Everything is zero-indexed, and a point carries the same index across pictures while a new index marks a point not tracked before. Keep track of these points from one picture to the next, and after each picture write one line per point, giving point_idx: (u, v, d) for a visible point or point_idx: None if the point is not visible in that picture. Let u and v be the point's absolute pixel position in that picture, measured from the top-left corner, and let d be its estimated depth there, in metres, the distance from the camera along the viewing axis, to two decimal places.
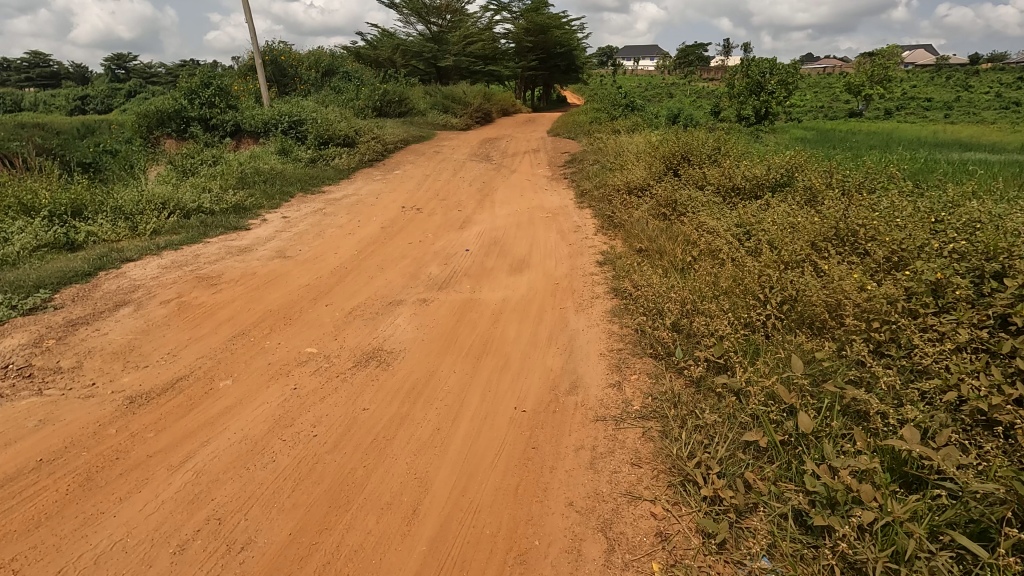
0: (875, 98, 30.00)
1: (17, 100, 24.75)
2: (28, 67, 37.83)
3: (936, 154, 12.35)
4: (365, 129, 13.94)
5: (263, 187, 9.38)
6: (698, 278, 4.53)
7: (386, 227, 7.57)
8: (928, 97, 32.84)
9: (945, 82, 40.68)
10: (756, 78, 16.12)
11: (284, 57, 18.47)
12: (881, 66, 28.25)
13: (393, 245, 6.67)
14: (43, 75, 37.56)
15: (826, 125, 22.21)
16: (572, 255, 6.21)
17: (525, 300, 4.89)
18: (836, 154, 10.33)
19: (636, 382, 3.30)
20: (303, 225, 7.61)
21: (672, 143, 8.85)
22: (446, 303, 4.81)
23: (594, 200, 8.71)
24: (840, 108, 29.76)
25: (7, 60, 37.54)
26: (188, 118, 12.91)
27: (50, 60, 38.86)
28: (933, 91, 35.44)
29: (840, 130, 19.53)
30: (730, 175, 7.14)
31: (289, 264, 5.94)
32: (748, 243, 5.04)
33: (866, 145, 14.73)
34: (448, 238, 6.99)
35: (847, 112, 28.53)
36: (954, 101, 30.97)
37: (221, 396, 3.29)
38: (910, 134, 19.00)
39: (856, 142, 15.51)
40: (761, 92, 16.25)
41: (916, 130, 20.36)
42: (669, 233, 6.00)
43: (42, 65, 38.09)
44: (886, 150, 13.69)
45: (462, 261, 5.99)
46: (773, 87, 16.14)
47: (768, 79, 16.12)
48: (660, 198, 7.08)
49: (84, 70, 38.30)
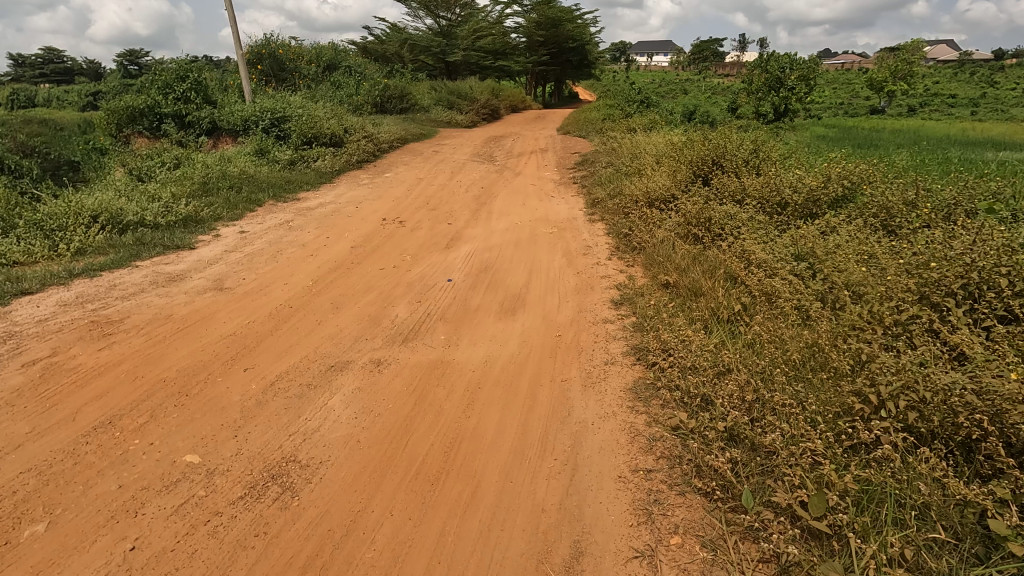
0: (899, 95, 28.27)
1: (27, 95, 23.78)
2: (43, 64, 37.30)
3: (981, 155, 10.90)
4: (357, 127, 12.71)
5: (228, 195, 8.21)
6: (756, 346, 3.26)
7: (358, 245, 6.34)
8: (954, 94, 30.96)
9: (969, 78, 38.76)
10: (776, 73, 14.78)
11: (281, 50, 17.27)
12: (906, 61, 26.54)
13: (360, 272, 5.44)
14: (57, 71, 36.68)
15: (849, 122, 20.73)
16: (579, 289, 4.93)
17: (516, 360, 3.62)
18: (883, 158, 8.93)
19: (679, 553, 2.06)
20: (260, 243, 6.44)
21: (700, 144, 7.49)
22: (409, 366, 3.55)
23: (608, 212, 7.41)
24: (860, 105, 28.21)
25: (21, 58, 37.14)
26: (162, 115, 11.81)
27: (65, 57, 38.31)
28: (958, 87, 33.55)
29: (864, 128, 18.03)
30: (775, 185, 5.80)
31: (223, 299, 4.74)
32: (817, 287, 3.76)
33: (895, 145, 13.35)
34: (431, 262, 5.76)
35: (869, 109, 27.03)
36: (981, 98, 29.12)
37: (11, 564, 2.09)
38: (940, 131, 17.52)
39: (887, 141, 14.11)
40: (780, 88, 14.92)
41: (945, 128, 18.87)
42: (704, 263, 4.71)
43: (54, 61, 37.04)
44: (923, 150, 12.24)
45: (442, 298, 4.74)
46: (792, 83, 14.80)
47: (788, 74, 14.72)
48: (688, 212, 5.76)
49: (99, 68, 37.53)
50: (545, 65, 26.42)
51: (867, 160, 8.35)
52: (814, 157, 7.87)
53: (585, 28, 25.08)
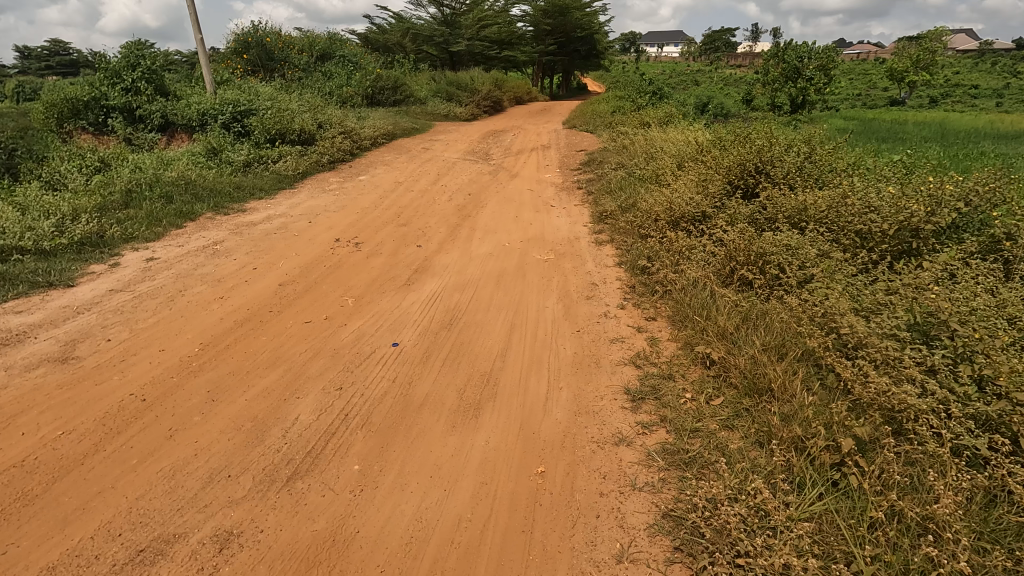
0: (920, 85, 26.33)
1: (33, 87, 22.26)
2: (49, 56, 35.62)
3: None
4: (333, 122, 11.20)
5: (154, 207, 6.73)
6: (904, 554, 1.80)
7: (289, 280, 4.83)
8: (975, 84, 28.89)
9: (988, 68, 36.66)
10: (793, 62, 13.03)
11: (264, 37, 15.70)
12: (926, 51, 24.65)
13: (276, 327, 3.93)
14: (63, 64, 35.06)
15: (867, 114, 19.00)
16: (578, 364, 3.39)
17: (463, 539, 2.12)
18: (947, 164, 7.30)
19: None
20: (165, 275, 4.98)
21: (738, 146, 5.87)
22: (276, 551, 2.07)
23: (620, 232, 5.85)
24: (877, 96, 26.32)
25: (27, 52, 35.60)
26: (108, 108, 10.33)
27: (72, 50, 36.77)
28: (979, 77, 31.45)
29: (885, 120, 16.25)
30: (854, 207, 4.23)
31: (54, 378, 3.26)
32: (979, 411, 2.26)
33: (927, 139, 11.66)
34: (379, 310, 4.24)
35: (888, 101, 25.15)
36: (1005, 88, 27.12)
37: None
38: (968, 124, 15.75)
39: (918, 135, 12.38)
40: (798, 79, 13.12)
41: (973, 121, 17.05)
42: (767, 333, 3.21)
43: (61, 53, 35.73)
44: (959, 145, 10.63)
45: (376, 383, 3.19)
46: (810, 73, 12.95)
47: (806, 65, 12.98)
48: (733, 242, 4.23)
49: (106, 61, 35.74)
50: (550, 55, 24.68)
51: (934, 167, 6.73)
52: (876, 162, 6.24)
53: (594, 16, 23.28)
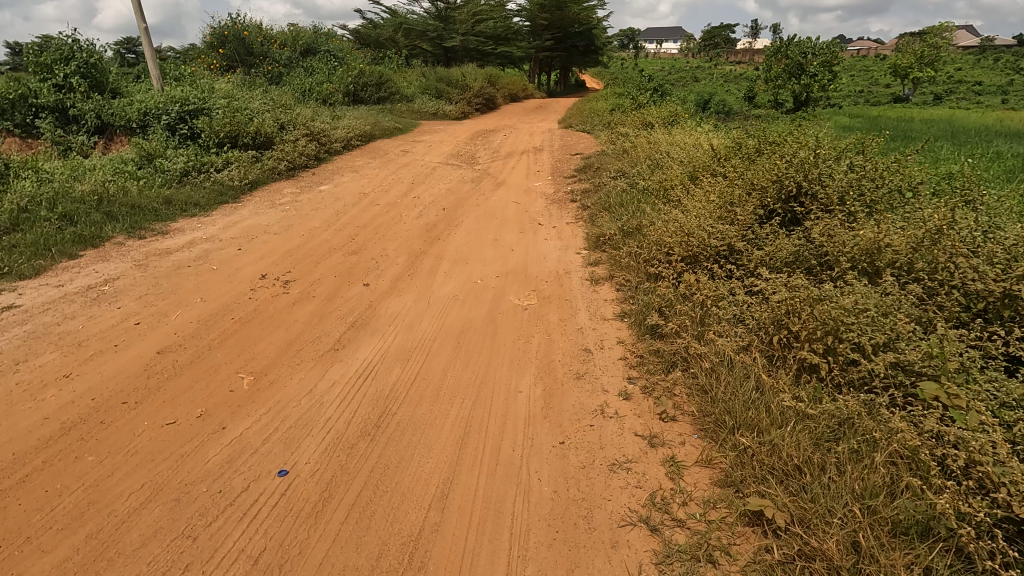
0: (925, 81, 25.03)
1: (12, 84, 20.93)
2: None
3: None
4: (298, 123, 9.89)
5: (48, 231, 5.46)
6: None
7: (174, 343, 3.56)
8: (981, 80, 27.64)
9: (992, 65, 35.33)
10: (794, 58, 11.82)
11: (246, 32, 14.07)
12: (931, 46, 23.34)
13: (116, 434, 2.68)
14: None
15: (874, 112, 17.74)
16: (558, 521, 2.15)
17: None
18: (1002, 180, 6.11)
19: None
20: (11, 333, 3.73)
21: (771, 156, 4.59)
22: None
23: (620, 266, 4.61)
24: (882, 93, 25.06)
25: None
26: (37, 107, 8.99)
27: None
28: (983, 74, 30.10)
29: (895, 118, 15.04)
30: (953, 253, 2.99)
31: None
32: None
33: (938, 138, 10.44)
34: (281, 398, 2.97)
35: (892, 98, 23.83)
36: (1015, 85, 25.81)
37: None
38: (972, 120, 14.60)
39: (936, 134, 11.11)
40: (801, 75, 11.87)
41: (976, 117, 15.83)
42: (865, 484, 1.99)
43: None
44: (972, 145, 9.46)
45: (226, 566, 1.97)
46: (815, 70, 11.73)
47: (809, 61, 11.77)
48: (784, 301, 2.98)
49: None
50: (548, 51, 23.42)
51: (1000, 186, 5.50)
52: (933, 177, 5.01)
53: (591, 11, 22.07)
